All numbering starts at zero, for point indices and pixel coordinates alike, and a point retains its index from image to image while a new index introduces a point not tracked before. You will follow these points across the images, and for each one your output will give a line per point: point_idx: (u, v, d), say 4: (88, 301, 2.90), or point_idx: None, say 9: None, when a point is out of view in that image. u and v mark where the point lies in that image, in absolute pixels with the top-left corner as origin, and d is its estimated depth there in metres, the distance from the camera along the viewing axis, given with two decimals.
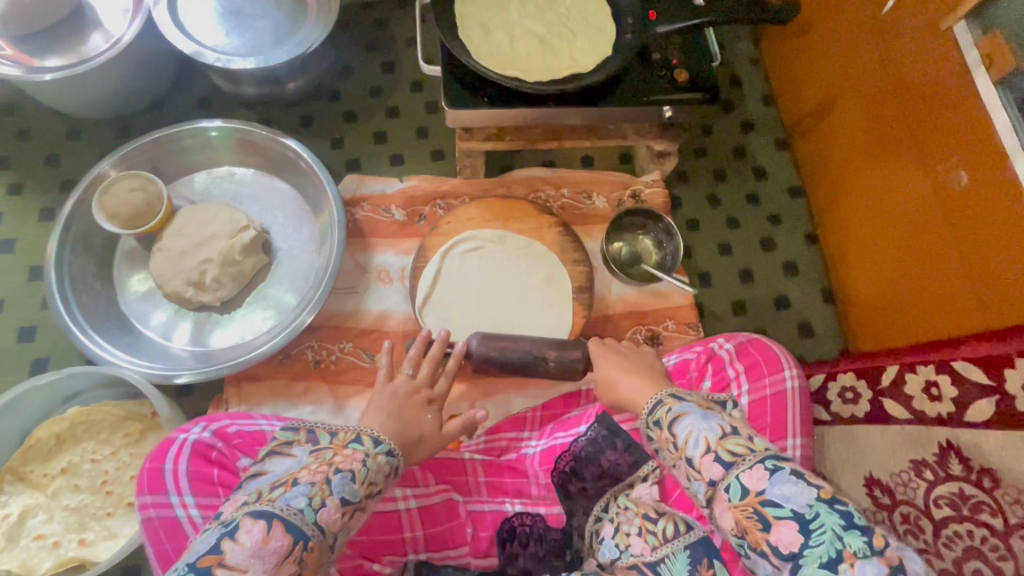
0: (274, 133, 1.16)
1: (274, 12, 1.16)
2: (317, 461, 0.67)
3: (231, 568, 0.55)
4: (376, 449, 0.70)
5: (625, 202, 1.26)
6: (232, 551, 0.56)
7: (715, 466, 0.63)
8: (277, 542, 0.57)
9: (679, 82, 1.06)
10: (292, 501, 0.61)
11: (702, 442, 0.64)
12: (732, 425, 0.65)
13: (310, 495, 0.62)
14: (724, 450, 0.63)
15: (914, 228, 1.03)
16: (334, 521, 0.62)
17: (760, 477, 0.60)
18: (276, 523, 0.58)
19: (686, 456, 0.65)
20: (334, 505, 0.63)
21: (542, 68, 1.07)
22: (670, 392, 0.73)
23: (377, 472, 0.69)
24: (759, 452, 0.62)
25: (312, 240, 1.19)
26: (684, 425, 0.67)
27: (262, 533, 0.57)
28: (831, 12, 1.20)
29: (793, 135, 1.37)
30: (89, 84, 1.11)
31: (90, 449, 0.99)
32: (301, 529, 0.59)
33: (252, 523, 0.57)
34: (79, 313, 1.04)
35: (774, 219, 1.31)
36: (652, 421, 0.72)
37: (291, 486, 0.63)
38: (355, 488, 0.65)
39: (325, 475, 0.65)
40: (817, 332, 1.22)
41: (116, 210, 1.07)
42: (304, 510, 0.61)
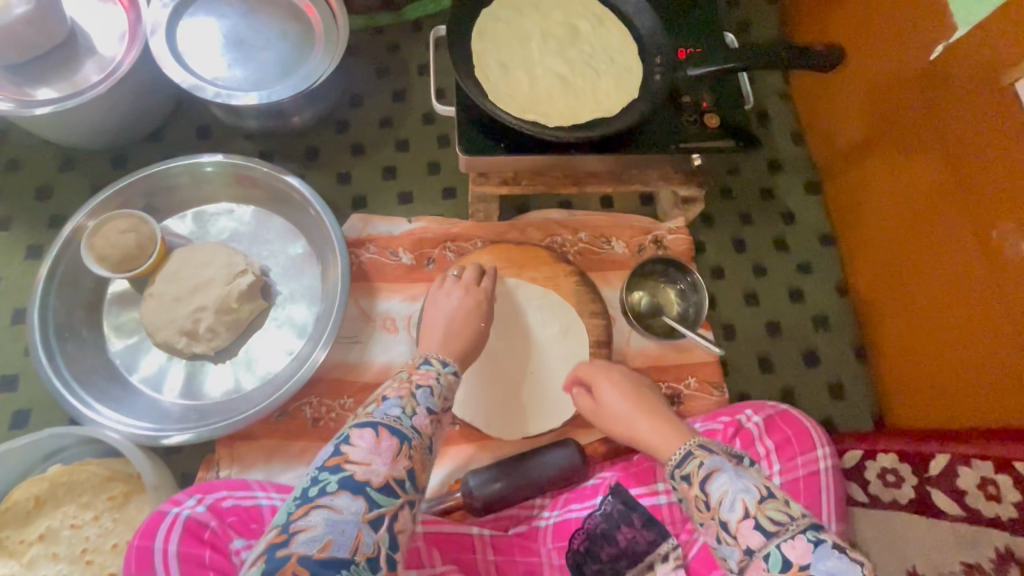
0: (275, 169, 1.09)
1: (279, 43, 1.10)
2: (398, 380, 0.76)
3: (357, 463, 0.62)
4: (446, 368, 0.79)
5: (647, 248, 1.19)
6: (353, 451, 0.63)
7: (754, 533, 0.64)
8: (388, 442, 0.65)
9: (710, 128, 0.99)
10: (388, 411, 0.69)
11: (739, 506, 0.66)
12: (766, 488, 0.67)
13: (402, 405, 0.70)
14: (764, 517, 0.64)
15: (960, 297, 0.95)
16: (426, 426, 0.71)
17: (804, 551, 0.61)
18: (383, 429, 0.66)
19: (720, 518, 0.67)
20: (423, 413, 0.71)
21: (564, 111, 1.00)
22: (699, 442, 0.75)
23: (450, 389, 0.78)
24: (798, 521, 0.64)
25: (314, 284, 1.12)
26: (718, 484, 0.68)
27: (373, 436, 0.65)
28: (871, 51, 1.12)
29: (824, 177, 1.30)
30: (81, 117, 1.05)
31: (71, 513, 0.92)
32: (403, 432, 0.67)
33: (362, 430, 0.65)
34: (63, 364, 0.97)
35: (803, 268, 1.24)
36: (681, 475, 0.73)
37: (383, 401, 0.71)
38: (435, 401, 0.74)
39: (409, 392, 0.73)
40: (849, 394, 1.15)
41: (106, 252, 1.00)
42: (400, 417, 0.69)
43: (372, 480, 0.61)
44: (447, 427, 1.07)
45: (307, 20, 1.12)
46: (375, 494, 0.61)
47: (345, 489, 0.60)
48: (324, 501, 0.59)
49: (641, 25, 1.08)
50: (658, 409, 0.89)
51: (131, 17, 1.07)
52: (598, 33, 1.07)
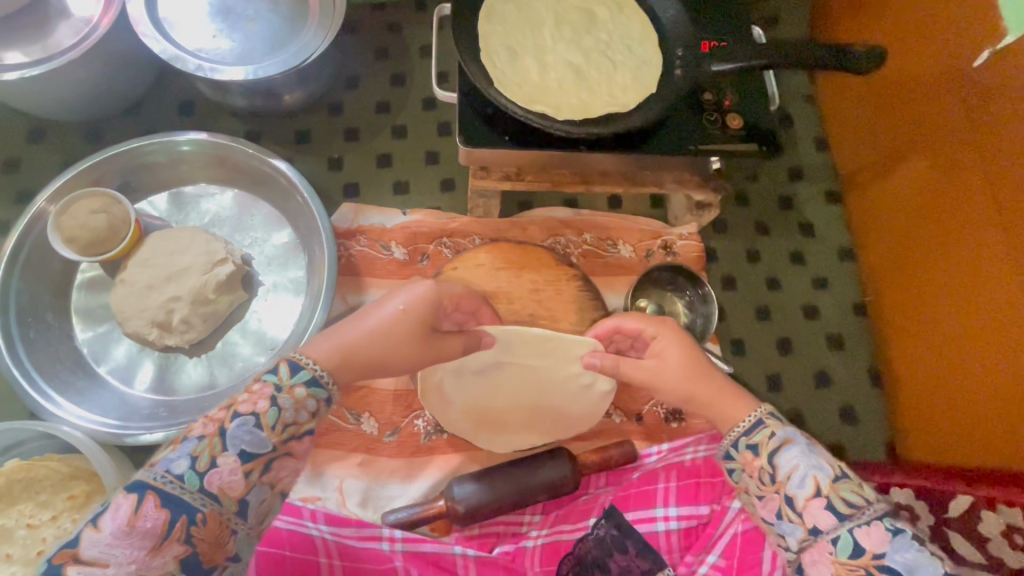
0: (261, 152, 1.01)
1: (270, 15, 1.01)
2: (219, 407, 0.65)
3: (88, 562, 0.55)
4: (294, 379, 0.66)
5: (655, 254, 1.12)
6: (91, 541, 0.56)
7: (824, 512, 0.64)
8: (146, 523, 0.57)
9: (732, 130, 0.92)
10: (171, 467, 0.60)
11: (810, 482, 0.65)
12: (842, 470, 0.66)
13: (193, 456, 0.61)
14: (838, 497, 0.64)
15: (990, 328, 0.89)
16: (230, 484, 0.61)
17: (881, 539, 0.61)
18: (147, 500, 0.58)
19: (784, 490, 0.66)
20: (229, 463, 0.61)
21: (574, 103, 0.92)
22: (769, 410, 0.72)
23: (296, 408, 0.65)
24: (873, 507, 0.63)
25: (300, 277, 1.05)
26: (788, 456, 0.67)
27: (128, 515, 0.57)
28: (911, 56, 1.03)
29: (846, 187, 1.23)
30: (52, 86, 0.97)
31: (27, 512, 0.86)
32: (182, 503, 0.59)
33: (118, 504, 0.57)
34: (24, 353, 0.91)
35: (819, 283, 1.17)
36: (746, 443, 0.71)
37: (178, 447, 0.62)
38: (259, 436, 0.63)
39: (217, 429, 0.63)
40: (859, 419, 1.09)
41: (73, 233, 0.93)
42: (184, 477, 0.60)
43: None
44: (434, 435, 1.00)
45: None
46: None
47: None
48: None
49: (663, 14, 1.00)
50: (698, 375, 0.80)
51: None
52: (615, 20, 0.99)
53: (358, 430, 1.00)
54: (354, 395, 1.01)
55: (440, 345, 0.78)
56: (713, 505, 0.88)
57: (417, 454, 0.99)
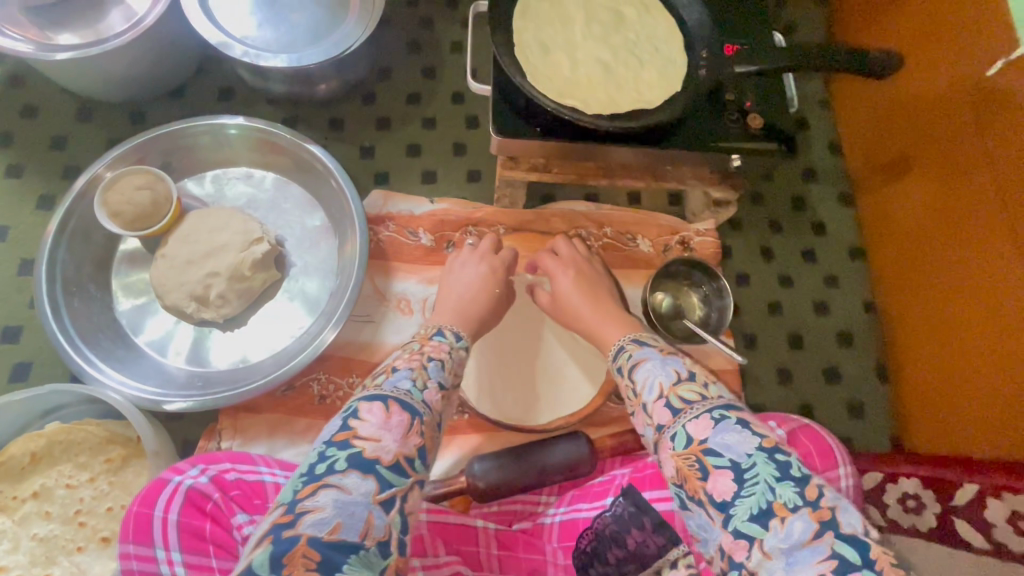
0: (298, 137, 1.05)
1: (312, 6, 1.06)
2: (407, 353, 0.74)
3: (366, 439, 0.60)
4: (458, 342, 0.80)
5: (672, 248, 1.16)
6: (361, 427, 0.61)
7: (665, 410, 0.68)
8: (399, 417, 0.63)
9: (754, 129, 0.96)
10: (398, 384, 0.67)
11: (656, 387, 0.70)
12: (687, 373, 0.71)
13: (412, 377, 0.69)
14: (675, 397, 0.68)
15: (996, 326, 0.92)
16: (437, 402, 0.69)
17: (706, 426, 0.63)
18: (393, 402, 0.64)
19: (641, 402, 0.71)
20: (434, 388, 0.69)
21: (603, 98, 0.96)
22: (634, 339, 0.84)
23: (460, 364, 0.78)
24: (710, 400, 0.66)
25: (330, 259, 1.09)
26: (644, 372, 0.74)
27: (382, 412, 0.63)
28: (924, 62, 1.07)
29: (858, 191, 1.27)
30: (103, 67, 1.01)
31: (66, 472, 0.90)
32: (414, 407, 0.65)
33: (371, 404, 0.63)
34: (67, 319, 0.94)
35: (830, 281, 1.21)
36: (617, 367, 0.80)
37: (392, 373, 0.69)
38: (445, 376, 0.73)
39: (421, 363, 0.72)
40: (868, 415, 1.12)
41: (119, 208, 0.97)
42: (411, 391, 0.67)
43: (382, 458, 0.59)
44: (456, 414, 1.04)
45: None
46: (387, 472, 0.59)
47: (355, 468, 0.58)
48: (333, 480, 0.57)
49: (688, 17, 1.04)
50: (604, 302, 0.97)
51: None
52: (642, 21, 1.04)
53: None
54: None
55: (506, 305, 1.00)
56: None
57: (439, 432, 1.03)
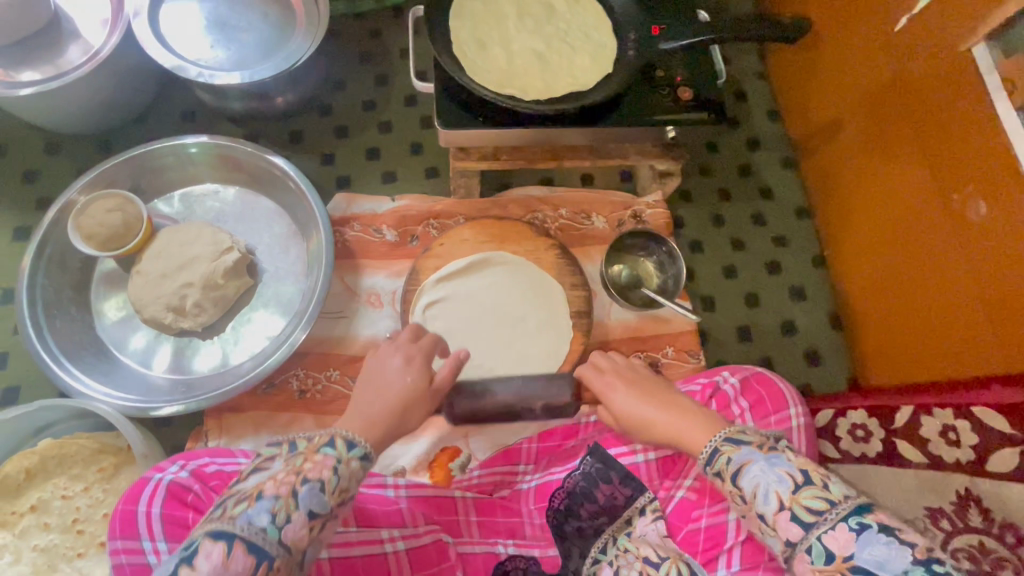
0: (261, 149, 1.11)
1: (261, 25, 1.12)
2: (285, 469, 0.61)
3: None
4: (351, 452, 0.64)
5: (626, 222, 1.22)
6: None
7: (792, 526, 0.60)
8: (237, 567, 0.54)
9: (684, 101, 1.02)
10: (253, 519, 0.57)
11: (773, 497, 0.62)
12: (803, 473, 0.62)
13: (273, 512, 0.58)
14: (801, 507, 0.60)
15: (930, 260, 0.98)
16: (301, 539, 0.58)
17: (847, 540, 0.57)
18: (236, 546, 0.55)
19: (757, 512, 0.63)
20: (300, 520, 0.58)
21: (540, 86, 1.02)
22: (725, 435, 0.68)
23: (352, 480, 0.64)
24: (841, 507, 0.59)
25: (300, 261, 1.14)
26: (750, 475, 0.63)
27: (220, 558, 0.54)
28: (845, 24, 1.14)
29: (800, 153, 1.33)
30: (67, 99, 1.06)
31: (61, 484, 0.94)
32: (265, 550, 0.56)
33: (210, 545, 0.54)
34: (51, 340, 0.99)
35: (779, 241, 1.27)
36: (711, 473, 0.67)
37: (255, 500, 0.58)
38: (325, 499, 0.60)
39: (290, 489, 0.59)
40: (824, 361, 1.18)
41: (93, 230, 1.02)
42: (266, 528, 0.57)
43: None
44: None
45: (289, 2, 1.14)
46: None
47: None
48: None
49: (616, 4, 1.10)
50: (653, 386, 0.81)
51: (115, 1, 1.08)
52: (573, 11, 1.10)
53: None
54: (355, 365, 1.08)
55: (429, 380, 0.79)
56: None
57: None
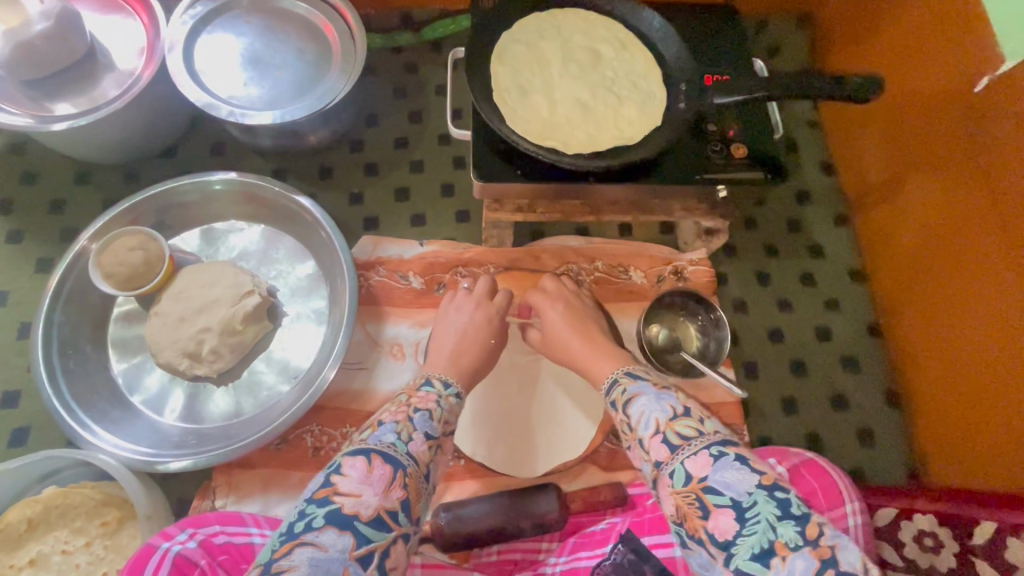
0: (287, 189, 1.07)
1: (297, 63, 1.09)
2: (395, 404, 0.73)
3: (345, 495, 0.59)
4: (447, 391, 0.78)
5: (666, 278, 1.14)
6: (342, 482, 0.60)
7: (662, 446, 0.66)
8: (381, 471, 0.62)
9: (737, 158, 0.94)
10: (382, 437, 0.66)
11: (652, 423, 0.68)
12: (683, 408, 0.68)
13: (397, 431, 0.68)
14: (672, 432, 0.66)
15: (1002, 356, 0.88)
16: (423, 453, 0.67)
17: (705, 464, 0.61)
18: (376, 456, 0.63)
19: (638, 437, 0.69)
20: (421, 437, 0.68)
21: (583, 138, 0.96)
22: (627, 372, 0.80)
23: (451, 413, 0.76)
24: (707, 436, 0.64)
25: (322, 306, 1.09)
26: (638, 406, 0.71)
27: (365, 465, 0.62)
28: (917, 81, 1.05)
29: (855, 210, 1.24)
30: (96, 132, 1.04)
31: (61, 538, 0.90)
32: (399, 458, 0.64)
33: (353, 459, 0.62)
34: (63, 383, 0.96)
35: (831, 304, 1.18)
36: (610, 402, 0.77)
37: (378, 426, 0.68)
38: (434, 425, 0.71)
39: (406, 415, 0.70)
40: (879, 442, 1.08)
41: (113, 269, 0.98)
42: (395, 443, 0.66)
43: (360, 514, 0.58)
44: (452, 460, 1.01)
45: (325, 39, 1.10)
46: (366, 529, 0.57)
47: (332, 524, 0.56)
48: (308, 539, 0.55)
49: (666, 50, 1.03)
50: (587, 325, 0.94)
51: (151, 34, 1.06)
52: (620, 58, 1.04)
53: None
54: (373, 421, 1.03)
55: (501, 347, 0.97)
56: None
57: (434, 480, 1.00)
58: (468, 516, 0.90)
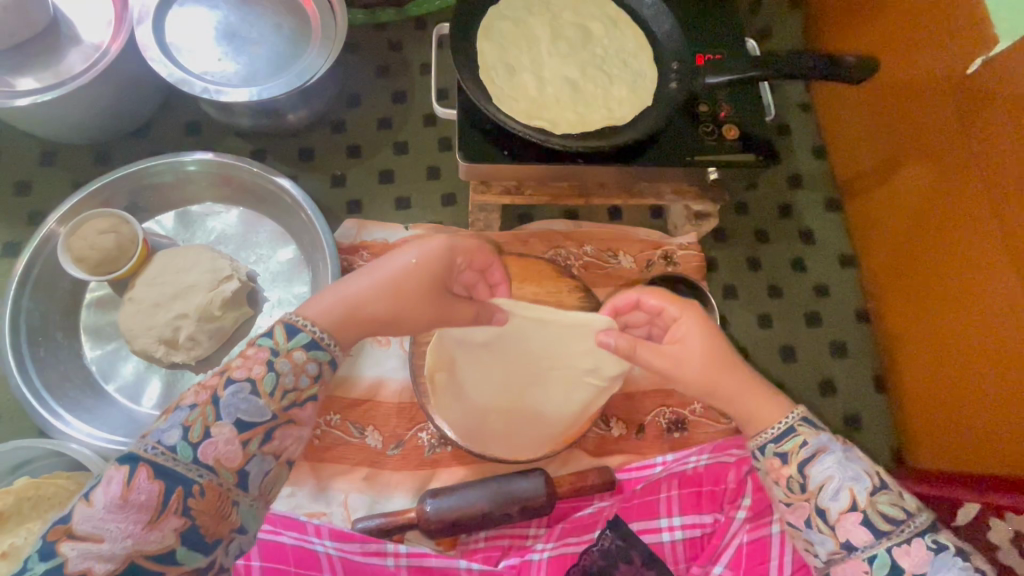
0: (267, 170, 1.04)
1: (274, 38, 1.04)
2: (213, 376, 0.69)
3: (79, 539, 0.56)
4: (290, 342, 0.70)
5: (656, 263, 1.13)
6: (80, 519, 0.57)
7: (860, 529, 0.66)
8: (140, 495, 0.59)
9: (729, 139, 0.93)
10: (165, 438, 0.63)
11: (847, 497, 0.67)
12: (879, 477, 0.67)
13: (186, 426, 0.64)
14: (876, 512, 0.66)
15: (995, 345, 0.88)
16: (225, 454, 0.64)
17: (923, 558, 0.64)
18: (138, 472, 0.60)
19: (822, 505, 0.68)
20: (225, 432, 0.64)
21: (572, 118, 0.94)
22: (802, 416, 0.72)
23: (293, 372, 0.69)
24: (913, 522, 0.65)
25: (305, 292, 1.06)
26: (825, 468, 0.68)
27: (121, 487, 0.59)
28: (911, 66, 1.03)
29: (845, 195, 1.23)
30: (62, 110, 0.99)
31: (34, 530, 0.85)
32: (174, 474, 0.61)
33: (110, 479, 0.59)
34: (33, 372, 0.93)
35: (821, 290, 1.18)
36: (780, 449, 0.71)
37: (172, 415, 0.65)
38: (258, 403, 0.67)
39: (210, 397, 0.66)
40: (864, 426, 1.09)
41: (84, 253, 0.94)
42: (177, 447, 0.62)
43: (94, 567, 0.55)
44: (439, 447, 1.00)
45: (304, 13, 1.06)
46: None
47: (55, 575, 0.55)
48: None
49: (657, 29, 1.01)
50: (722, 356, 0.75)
51: (117, 5, 1.01)
52: (610, 36, 1.01)
53: (362, 443, 1.00)
54: (357, 409, 1.01)
55: (448, 306, 0.78)
56: (717, 514, 0.87)
57: (422, 467, 0.99)
58: (452, 502, 0.88)
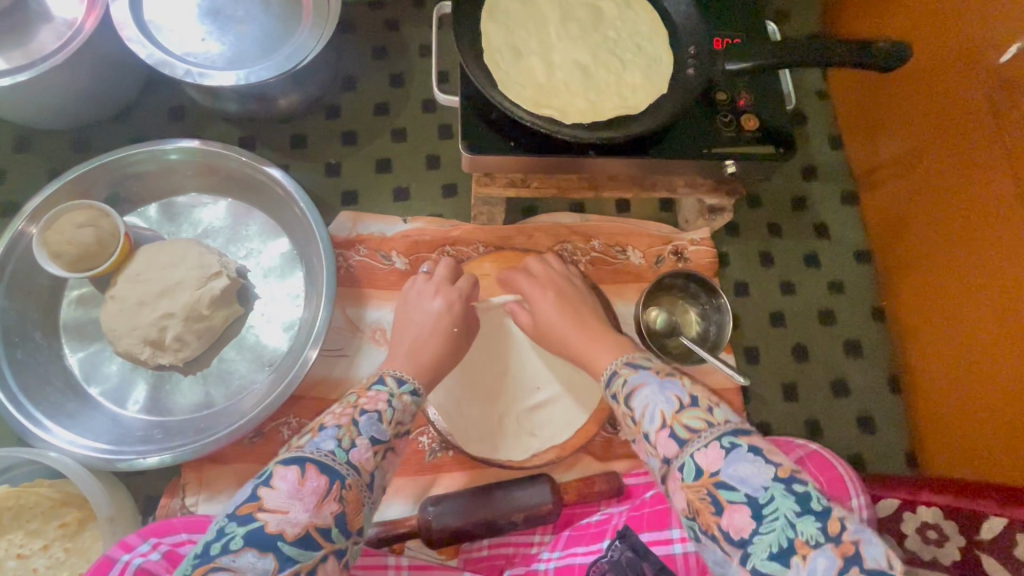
0: (256, 159, 0.97)
1: (261, 16, 0.97)
2: (342, 406, 0.67)
3: (271, 511, 0.54)
4: (401, 388, 0.72)
5: (666, 258, 1.08)
6: (270, 496, 0.56)
7: (670, 442, 0.60)
8: (314, 484, 0.57)
9: (747, 131, 0.87)
10: (321, 445, 0.61)
11: (658, 416, 0.62)
12: (690, 397, 0.62)
13: (338, 438, 0.62)
14: (679, 427, 0.60)
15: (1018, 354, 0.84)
16: (367, 459, 0.62)
17: (716, 457, 0.57)
18: (310, 467, 0.58)
19: (642, 432, 0.63)
20: (364, 445, 0.63)
21: (583, 106, 0.88)
22: (626, 362, 0.73)
23: (405, 412, 0.70)
24: (717, 427, 0.59)
25: (298, 289, 1.01)
26: (641, 398, 0.65)
27: (298, 477, 0.57)
28: (941, 55, 0.96)
29: (862, 187, 1.18)
30: (34, 94, 0.92)
31: (17, 541, 0.83)
32: (336, 470, 0.59)
33: (286, 468, 0.58)
34: (11, 375, 0.88)
35: (835, 286, 1.14)
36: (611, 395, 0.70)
37: (319, 431, 0.63)
38: (382, 428, 0.65)
39: (351, 419, 0.65)
40: (877, 428, 1.07)
41: (60, 248, 0.88)
42: (334, 451, 0.61)
43: (286, 532, 0.53)
44: (440, 452, 0.96)
45: None
46: (290, 548, 0.53)
47: (252, 545, 0.52)
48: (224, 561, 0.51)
49: (673, 10, 0.95)
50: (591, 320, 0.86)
51: None
52: (623, 18, 0.95)
53: None
54: None
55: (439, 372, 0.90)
56: None
57: (422, 472, 0.95)
58: (455, 511, 0.84)
